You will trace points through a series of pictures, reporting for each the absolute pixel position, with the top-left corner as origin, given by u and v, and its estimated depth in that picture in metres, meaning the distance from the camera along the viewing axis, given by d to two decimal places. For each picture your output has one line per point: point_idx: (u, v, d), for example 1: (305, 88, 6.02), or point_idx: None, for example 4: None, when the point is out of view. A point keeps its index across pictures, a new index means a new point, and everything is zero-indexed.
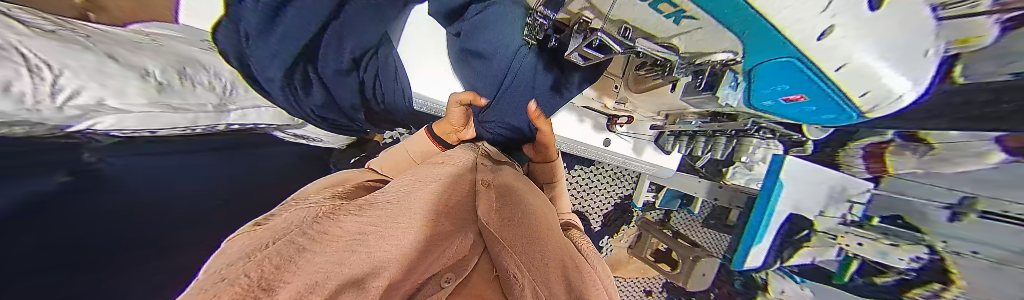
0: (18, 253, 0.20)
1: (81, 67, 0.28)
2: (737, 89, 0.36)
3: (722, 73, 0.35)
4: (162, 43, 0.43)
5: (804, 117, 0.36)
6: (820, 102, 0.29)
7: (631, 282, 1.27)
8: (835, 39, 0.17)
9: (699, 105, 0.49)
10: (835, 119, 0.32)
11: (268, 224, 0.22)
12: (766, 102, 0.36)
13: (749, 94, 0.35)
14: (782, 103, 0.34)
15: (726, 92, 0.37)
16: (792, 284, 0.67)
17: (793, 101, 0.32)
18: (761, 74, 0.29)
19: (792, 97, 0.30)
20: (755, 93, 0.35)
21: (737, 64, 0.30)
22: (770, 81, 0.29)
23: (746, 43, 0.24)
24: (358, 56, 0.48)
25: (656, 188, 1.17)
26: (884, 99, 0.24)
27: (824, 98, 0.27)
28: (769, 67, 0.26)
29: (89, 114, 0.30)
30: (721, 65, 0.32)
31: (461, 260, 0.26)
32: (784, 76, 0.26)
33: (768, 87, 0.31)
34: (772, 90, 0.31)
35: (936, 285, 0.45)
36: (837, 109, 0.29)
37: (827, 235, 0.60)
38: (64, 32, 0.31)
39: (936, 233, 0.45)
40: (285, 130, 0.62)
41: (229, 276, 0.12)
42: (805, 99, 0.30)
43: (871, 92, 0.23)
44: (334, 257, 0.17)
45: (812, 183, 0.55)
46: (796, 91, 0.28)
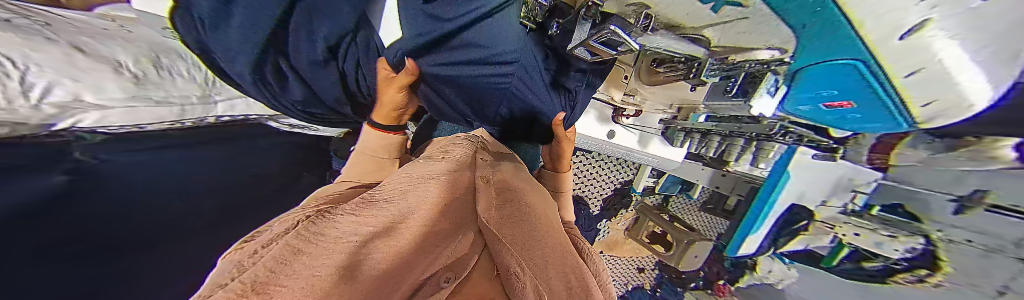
0: (14, 265, 0.20)
1: (46, 60, 0.28)
2: (774, 95, 0.38)
3: (762, 76, 0.37)
4: (131, 29, 0.41)
5: (841, 121, 0.41)
6: (872, 108, 0.32)
7: (625, 260, 1.35)
8: (922, 37, 0.20)
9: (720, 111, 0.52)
10: (880, 127, 0.37)
11: (251, 245, 0.20)
12: (804, 107, 0.41)
13: (790, 98, 0.40)
14: (824, 107, 0.38)
15: (762, 99, 0.38)
16: (780, 265, 0.73)
17: (838, 105, 0.36)
18: (811, 75, 0.32)
19: (840, 101, 0.34)
20: (797, 97, 0.39)
21: (786, 64, 0.32)
22: (823, 85, 0.33)
23: (805, 46, 0.27)
24: (333, 44, 0.45)
25: (658, 173, 1.14)
26: (951, 108, 0.28)
27: (875, 104, 0.31)
28: (821, 69, 0.30)
29: (68, 112, 0.30)
30: (760, 64, 0.34)
31: (458, 259, 0.20)
32: (839, 80, 0.30)
33: (818, 90, 0.35)
34: (817, 95, 0.36)
35: (923, 271, 0.47)
36: (887, 116, 0.33)
37: (825, 224, 0.60)
38: (19, 21, 0.29)
39: (932, 222, 0.44)
40: (279, 119, 0.58)
41: (219, 280, 0.10)
42: (852, 105, 0.34)
43: (938, 101, 0.27)
44: (330, 259, 0.15)
45: (819, 176, 0.55)
46: (844, 96, 0.32)
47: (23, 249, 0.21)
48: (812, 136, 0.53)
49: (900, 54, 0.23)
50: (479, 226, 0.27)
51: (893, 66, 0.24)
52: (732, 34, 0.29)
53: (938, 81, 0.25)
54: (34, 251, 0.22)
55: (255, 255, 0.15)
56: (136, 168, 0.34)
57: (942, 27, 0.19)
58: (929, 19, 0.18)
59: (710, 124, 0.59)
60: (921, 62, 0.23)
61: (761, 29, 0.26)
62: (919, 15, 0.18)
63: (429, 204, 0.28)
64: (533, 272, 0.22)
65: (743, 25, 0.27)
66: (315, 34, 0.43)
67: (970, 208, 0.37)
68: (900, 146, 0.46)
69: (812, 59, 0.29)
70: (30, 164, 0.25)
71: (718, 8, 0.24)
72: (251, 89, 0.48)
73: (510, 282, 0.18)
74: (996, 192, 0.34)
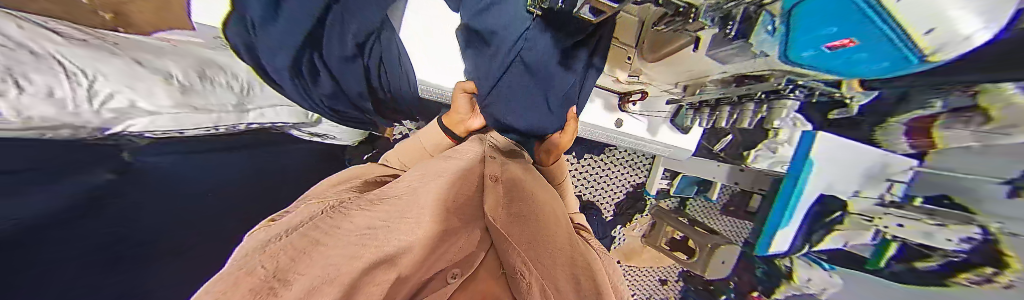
0: (24, 266, 0.21)
1: (112, 71, 0.32)
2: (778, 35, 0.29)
3: (757, 16, 0.29)
4: (179, 48, 0.45)
5: (853, 72, 0.27)
6: (875, 49, 0.20)
7: (647, 270, 1.27)
8: None
9: (729, 60, 0.41)
10: (896, 69, 0.24)
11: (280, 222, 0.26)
12: (806, 54, 0.27)
13: (787, 46, 0.29)
14: (822, 55, 0.25)
15: (762, 38, 0.30)
16: (820, 272, 0.66)
17: (833, 49, 0.23)
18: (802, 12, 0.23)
19: (835, 44, 0.22)
20: (790, 43, 0.28)
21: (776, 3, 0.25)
22: (821, 19, 0.21)
23: None
24: (361, 41, 0.47)
25: (671, 174, 1.12)
26: (949, 42, 0.16)
27: (880, 42, 0.19)
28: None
29: (121, 119, 0.32)
30: (755, 6, 0.28)
31: (469, 255, 0.27)
32: (835, 10, 0.19)
33: (816, 27, 0.23)
34: (818, 34, 0.23)
35: (987, 269, 0.40)
36: (895, 59, 0.21)
37: (861, 217, 0.57)
38: (81, 34, 0.33)
39: (988, 213, 0.41)
40: (299, 128, 0.61)
41: (246, 266, 0.13)
42: (856, 44, 0.21)
43: (939, 28, 0.15)
44: (347, 251, 0.18)
45: (847, 160, 0.52)
46: (844, 34, 0.21)
47: (37, 251, 0.22)
48: (822, 87, 0.44)
49: None
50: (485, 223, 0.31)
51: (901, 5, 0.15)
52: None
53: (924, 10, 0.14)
54: (48, 251, 0.23)
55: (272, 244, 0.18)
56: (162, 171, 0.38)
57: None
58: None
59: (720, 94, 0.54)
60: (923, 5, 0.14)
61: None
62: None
63: (435, 195, 0.27)
64: (538, 272, 0.24)
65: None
66: (345, 32, 0.45)
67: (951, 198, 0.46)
68: (938, 128, 0.45)
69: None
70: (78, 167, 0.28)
71: None
72: (292, 93, 0.49)
73: (519, 282, 0.25)
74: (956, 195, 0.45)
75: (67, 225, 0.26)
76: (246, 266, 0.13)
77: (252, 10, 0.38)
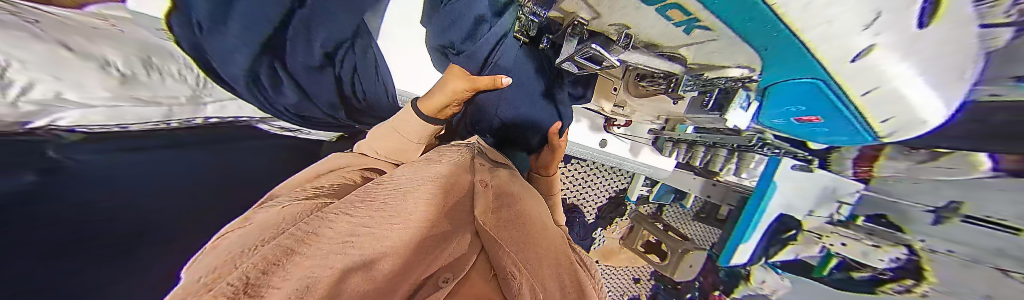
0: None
1: (29, 59, 0.28)
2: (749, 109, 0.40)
3: (735, 92, 0.39)
4: (122, 30, 0.42)
5: (816, 137, 0.40)
6: (835, 124, 0.32)
7: (623, 270, 1.34)
8: (870, 59, 0.19)
9: (704, 123, 0.52)
10: (844, 141, 0.37)
11: (255, 219, 0.25)
12: (777, 120, 0.41)
13: (762, 111, 0.40)
14: (793, 122, 0.38)
15: (737, 113, 0.41)
16: (774, 275, 0.73)
17: (804, 121, 0.36)
18: (777, 93, 0.33)
19: (806, 118, 0.34)
20: (768, 111, 0.39)
21: (754, 81, 0.34)
22: (787, 101, 0.33)
23: (762, 57, 0.27)
24: (330, 50, 0.51)
25: (651, 182, 1.16)
26: (908, 125, 0.27)
27: (841, 120, 0.31)
28: (786, 84, 0.30)
29: (46, 111, 0.29)
30: (736, 82, 0.36)
31: (459, 258, 0.20)
32: (803, 96, 0.30)
33: (788, 107, 0.35)
34: (787, 110, 0.35)
35: (909, 281, 0.48)
36: (853, 134, 0.33)
37: (813, 234, 0.62)
38: (8, 16, 0.29)
39: (914, 232, 0.46)
40: (270, 122, 0.57)
41: (210, 281, 0.10)
42: (820, 120, 0.33)
43: (897, 117, 0.26)
44: (324, 261, 0.15)
45: (805, 185, 0.57)
46: (812, 112, 0.32)
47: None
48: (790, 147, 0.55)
49: (853, 75, 0.22)
50: (476, 227, 0.27)
51: (854, 88, 0.24)
52: (703, 54, 0.31)
53: (894, 104, 0.24)
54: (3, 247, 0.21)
55: (244, 257, 0.14)
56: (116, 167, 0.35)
57: (884, 55, 0.18)
58: (873, 47, 0.18)
59: (697, 136, 0.63)
60: (873, 82, 0.22)
61: (728, 49, 0.28)
62: (867, 40, 0.17)
63: (430, 207, 0.27)
64: (530, 273, 0.22)
65: (715, 45, 0.28)
66: (315, 41, 0.48)
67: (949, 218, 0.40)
68: (883, 157, 0.46)
69: (781, 76, 0.29)
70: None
71: (689, 30, 0.26)
72: (245, 95, 0.50)
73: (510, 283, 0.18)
74: (971, 203, 0.36)
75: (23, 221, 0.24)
76: (209, 286, 0.09)
77: (199, 13, 0.39)
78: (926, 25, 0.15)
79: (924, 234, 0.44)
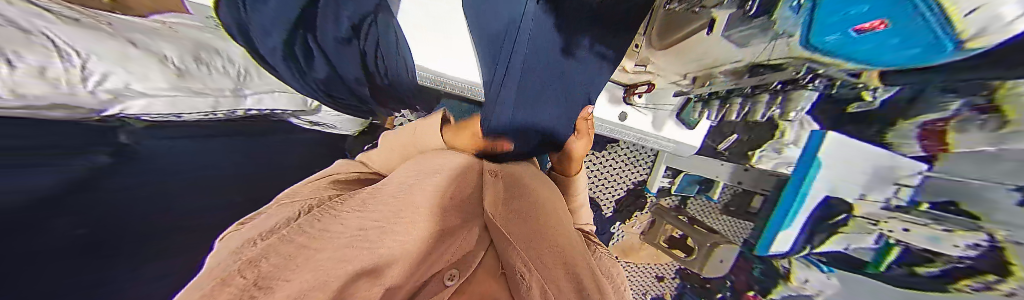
0: None
1: (111, 54, 0.31)
2: (799, 13, 0.31)
3: None
4: (177, 31, 0.44)
5: (878, 59, 0.30)
6: (900, 32, 0.23)
7: (643, 267, 1.27)
8: None
9: (746, 44, 0.42)
10: (918, 59, 0.27)
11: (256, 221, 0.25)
12: (829, 38, 0.30)
13: (810, 28, 0.30)
14: (849, 38, 0.28)
15: (784, 15, 0.32)
16: (817, 273, 0.68)
17: (864, 32, 0.26)
18: None
19: (865, 26, 0.25)
20: (816, 25, 0.30)
21: None
22: (847, 1, 0.24)
23: None
24: (356, 23, 0.52)
25: (673, 173, 1.10)
26: (990, 24, 0.19)
27: (910, 26, 0.22)
28: None
29: (120, 99, 0.32)
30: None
31: (465, 255, 0.26)
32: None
33: (843, 8, 0.25)
34: (844, 16, 0.26)
35: (992, 276, 0.39)
36: (920, 45, 0.24)
37: (867, 220, 0.55)
38: (86, 19, 0.32)
39: (996, 220, 0.37)
40: (299, 116, 0.62)
41: (225, 274, 0.12)
42: (886, 27, 0.23)
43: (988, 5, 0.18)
44: (337, 255, 0.16)
45: (852, 165, 0.52)
46: (871, 14, 0.23)
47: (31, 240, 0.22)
48: (844, 79, 0.43)
49: None
50: (485, 222, 0.32)
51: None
52: None
53: None
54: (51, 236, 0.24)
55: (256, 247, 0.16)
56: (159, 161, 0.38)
57: None
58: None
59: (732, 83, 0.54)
60: None
61: None
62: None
63: (433, 195, 0.27)
64: (537, 267, 0.24)
65: None
66: (342, 14, 0.51)
67: None
68: (952, 132, 0.39)
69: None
70: (58, 157, 0.27)
71: None
72: (287, 78, 0.50)
73: (517, 282, 0.23)
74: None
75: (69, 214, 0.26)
76: (223, 275, 0.11)
77: None
78: None
79: (1013, 222, 0.36)
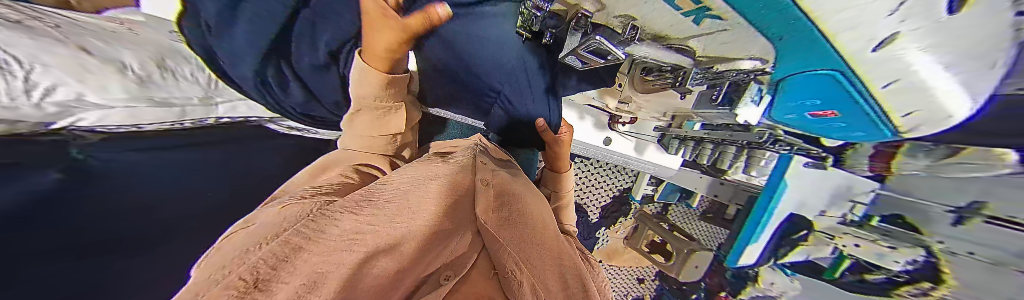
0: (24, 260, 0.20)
1: (57, 62, 0.30)
2: (760, 104, 0.43)
3: (745, 85, 0.41)
4: (135, 31, 0.43)
5: (819, 129, 0.40)
6: (850, 115, 0.32)
7: (626, 270, 1.32)
8: (893, 49, 0.20)
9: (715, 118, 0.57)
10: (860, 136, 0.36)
11: (258, 220, 0.25)
12: (790, 115, 0.41)
13: (775, 105, 0.41)
14: (807, 117, 0.39)
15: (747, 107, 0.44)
16: (781, 277, 0.66)
17: (821, 115, 0.36)
18: (796, 84, 0.33)
19: (824, 112, 0.35)
20: (781, 104, 0.40)
21: (765, 74, 0.36)
22: (805, 95, 0.34)
23: (775, 48, 0.29)
24: (334, 49, 0.49)
25: (656, 182, 1.15)
26: (923, 124, 0.26)
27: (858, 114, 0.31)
28: (806, 74, 0.29)
29: (67, 112, 0.30)
30: (750, 76, 0.39)
31: (461, 255, 0.24)
32: (822, 90, 0.30)
33: (805, 100, 0.35)
34: (803, 104, 0.36)
35: (925, 284, 0.42)
36: (867, 127, 0.32)
37: (825, 234, 0.57)
38: (31, 22, 0.31)
39: (932, 233, 0.40)
40: (278, 121, 0.60)
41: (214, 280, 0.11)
42: (837, 114, 0.34)
43: (916, 112, 0.25)
44: (330, 256, 0.15)
45: (818, 184, 0.52)
46: (829, 106, 0.32)
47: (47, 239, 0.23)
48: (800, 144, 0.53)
49: (872, 65, 0.23)
50: (477, 226, 0.29)
51: (872, 78, 0.24)
52: (713, 45, 0.35)
53: (922, 99, 0.23)
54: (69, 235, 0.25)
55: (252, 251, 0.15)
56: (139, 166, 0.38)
57: (908, 44, 0.19)
58: (897, 34, 0.18)
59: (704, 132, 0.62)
60: (894, 71, 0.22)
61: (732, 38, 0.31)
62: (887, 30, 0.18)
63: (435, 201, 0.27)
64: (530, 273, 0.25)
65: (728, 35, 0.31)
66: (317, 41, 0.48)
67: (970, 219, 0.34)
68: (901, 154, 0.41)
69: (799, 66, 0.30)
70: (43, 160, 0.26)
71: (700, 21, 0.30)
72: (248, 90, 0.51)
73: (509, 281, 0.23)
74: (993, 204, 0.31)
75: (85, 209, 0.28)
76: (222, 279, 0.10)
77: (208, 10, 0.42)
78: (954, 11, 0.14)
79: (946, 234, 0.38)
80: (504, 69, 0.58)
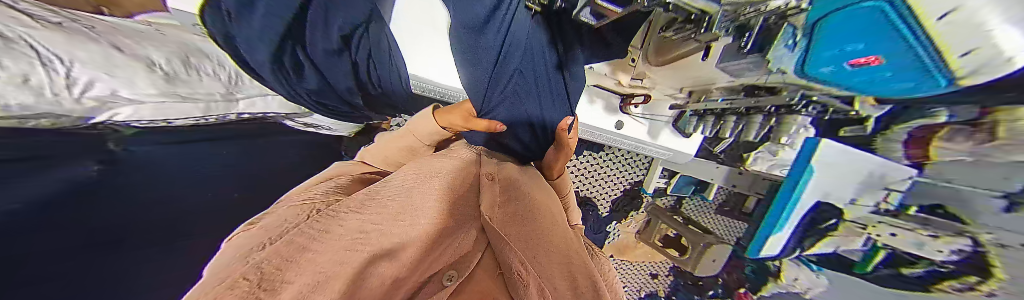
0: None
1: (88, 58, 0.30)
2: (796, 50, 0.32)
3: (779, 28, 0.31)
4: (163, 32, 0.43)
5: (868, 88, 0.31)
6: (898, 65, 0.25)
7: (639, 265, 1.29)
8: None
9: (740, 74, 0.46)
10: (910, 89, 0.28)
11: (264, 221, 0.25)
12: (823, 69, 0.32)
13: (806, 58, 0.32)
14: (844, 71, 0.30)
15: (780, 54, 0.33)
16: (807, 272, 0.63)
17: (859, 66, 0.27)
18: (832, 28, 0.26)
19: (863, 60, 0.26)
20: (813, 57, 0.31)
21: (801, 10, 0.26)
22: (841, 39, 0.26)
23: None
24: (346, 32, 0.50)
25: (669, 174, 1.11)
26: (985, 63, 0.20)
27: (903, 58, 0.24)
28: (846, 14, 0.24)
29: (107, 105, 0.33)
30: (777, 16, 0.29)
31: (466, 254, 0.22)
32: (865, 26, 0.23)
33: (839, 47, 0.27)
34: (839, 52, 0.28)
35: (971, 278, 0.39)
36: (924, 75, 0.24)
37: (856, 224, 0.52)
38: (70, 23, 0.32)
39: (979, 223, 0.36)
40: (293, 118, 0.60)
41: (225, 275, 0.10)
42: (881, 61, 0.26)
43: (981, 47, 0.19)
44: (338, 256, 0.14)
45: (846, 167, 0.46)
46: (869, 50, 0.25)
47: None
48: (838, 107, 0.43)
49: None
50: (482, 222, 0.28)
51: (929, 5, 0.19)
52: None
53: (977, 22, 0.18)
54: None
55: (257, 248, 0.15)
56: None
57: None
58: None
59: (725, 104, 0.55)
60: None
61: None
62: None
63: (435, 196, 0.27)
64: (536, 271, 0.21)
65: None
66: (330, 23, 0.48)
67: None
68: (937, 140, 0.39)
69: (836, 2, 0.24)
70: None
71: None
72: (269, 81, 0.48)
73: (513, 283, 0.21)
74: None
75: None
76: (227, 277, 0.08)
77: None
78: None
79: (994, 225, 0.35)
80: (517, 38, 0.48)
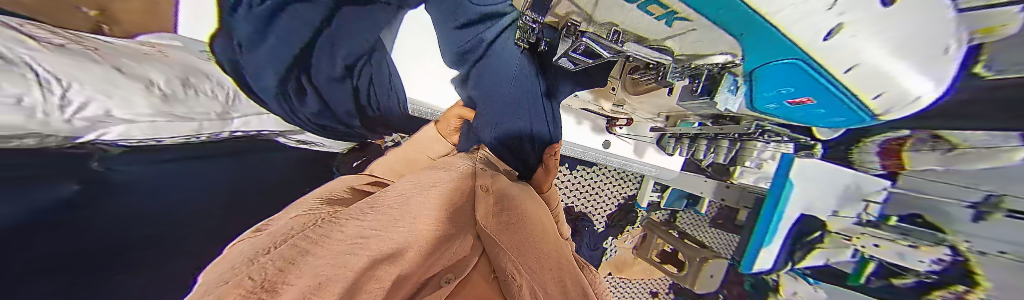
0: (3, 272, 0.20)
1: (89, 79, 0.30)
2: (738, 93, 0.37)
3: (721, 76, 0.36)
4: (166, 54, 0.44)
5: (813, 120, 0.34)
6: (826, 105, 0.28)
7: (638, 283, 1.25)
8: (842, 38, 0.17)
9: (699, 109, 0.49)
10: (844, 121, 0.31)
11: (267, 230, 0.24)
12: (769, 105, 0.35)
13: (751, 97, 0.36)
14: (787, 107, 0.33)
15: (725, 97, 0.38)
16: (805, 285, 0.58)
17: (797, 104, 0.31)
18: (763, 76, 0.29)
19: (798, 100, 0.29)
20: (757, 96, 0.35)
21: (737, 66, 0.31)
22: (775, 83, 0.29)
23: (743, 45, 0.25)
24: (349, 63, 0.64)
25: (661, 187, 1.14)
26: (898, 98, 0.23)
27: (832, 100, 0.26)
28: (773, 67, 0.26)
29: (96, 126, 0.32)
30: (719, 68, 0.34)
31: (460, 261, 0.21)
32: (789, 78, 0.26)
33: (773, 90, 0.30)
34: (777, 93, 0.30)
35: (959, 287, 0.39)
36: (849, 113, 0.28)
37: (840, 236, 0.52)
38: (72, 45, 0.32)
39: (959, 232, 0.39)
40: (288, 135, 0.61)
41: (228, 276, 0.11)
42: (814, 101, 0.28)
43: (889, 92, 0.22)
44: (335, 261, 0.15)
45: (828, 181, 0.48)
46: (801, 94, 0.27)
47: (29, 251, 0.22)
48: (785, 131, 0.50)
49: (828, 55, 0.19)
50: (477, 230, 0.28)
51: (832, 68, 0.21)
52: (689, 43, 0.31)
53: (880, 77, 0.20)
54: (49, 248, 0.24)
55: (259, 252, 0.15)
56: (144, 180, 0.36)
57: (858, 33, 0.16)
58: (841, 24, 0.15)
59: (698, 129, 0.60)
60: (850, 59, 0.19)
61: (707, 38, 0.27)
62: (831, 21, 0.15)
63: (430, 211, 0.25)
64: (529, 276, 0.22)
65: (696, 35, 0.28)
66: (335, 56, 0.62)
67: None
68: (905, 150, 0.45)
69: (761, 61, 0.26)
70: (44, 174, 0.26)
71: (670, 23, 0.27)
72: (270, 104, 0.55)
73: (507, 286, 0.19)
74: None
75: (67, 228, 0.26)
76: (233, 277, 0.10)
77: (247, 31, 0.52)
78: None
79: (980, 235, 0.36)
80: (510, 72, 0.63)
